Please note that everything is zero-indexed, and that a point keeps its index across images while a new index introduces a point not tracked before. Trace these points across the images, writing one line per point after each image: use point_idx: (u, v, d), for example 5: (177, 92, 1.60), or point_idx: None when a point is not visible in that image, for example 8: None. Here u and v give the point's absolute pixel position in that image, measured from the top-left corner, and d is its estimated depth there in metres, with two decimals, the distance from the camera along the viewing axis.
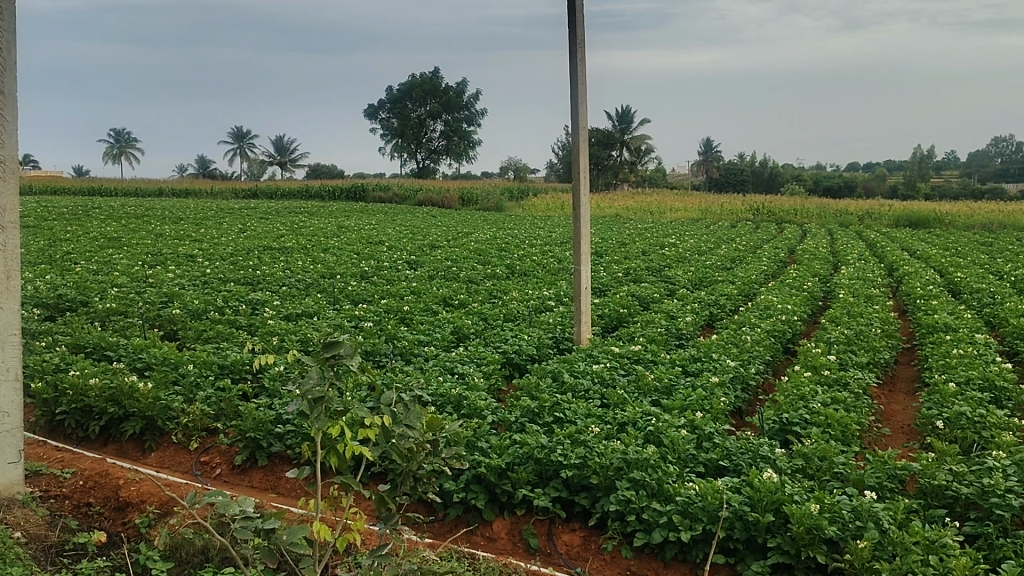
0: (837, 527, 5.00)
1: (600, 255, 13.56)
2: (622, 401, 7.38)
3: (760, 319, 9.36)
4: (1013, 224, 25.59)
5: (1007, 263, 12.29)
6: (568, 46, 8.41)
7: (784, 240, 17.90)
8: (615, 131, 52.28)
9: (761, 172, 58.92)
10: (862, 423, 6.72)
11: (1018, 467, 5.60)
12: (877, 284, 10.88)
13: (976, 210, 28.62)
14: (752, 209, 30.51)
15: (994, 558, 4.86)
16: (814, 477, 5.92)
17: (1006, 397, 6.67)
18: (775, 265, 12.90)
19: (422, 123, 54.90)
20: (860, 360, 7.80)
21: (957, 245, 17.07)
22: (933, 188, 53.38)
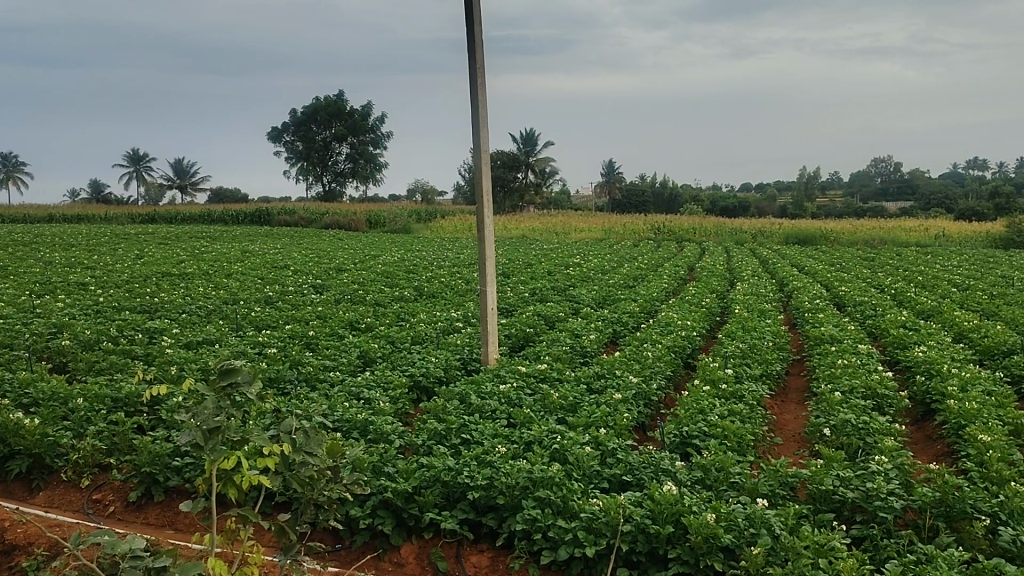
0: (733, 535, 5.16)
1: (507, 276, 13.70)
2: (528, 420, 7.46)
3: (661, 336, 9.62)
4: (891, 241, 27.15)
5: (887, 278, 13.03)
6: (468, 71, 8.51)
7: (683, 258, 18.47)
8: (520, 154, 52.90)
9: (661, 193, 60.83)
10: (756, 433, 6.98)
11: (898, 471, 5.92)
12: (769, 299, 11.35)
13: (859, 227, 30.26)
14: (653, 228, 31.39)
15: (879, 558, 5.10)
16: (713, 487, 6.10)
17: (887, 403, 7.03)
18: (675, 283, 13.29)
19: (327, 146, 54.33)
20: (754, 372, 8.11)
21: (843, 259, 18.00)
22: (822, 206, 56.11)
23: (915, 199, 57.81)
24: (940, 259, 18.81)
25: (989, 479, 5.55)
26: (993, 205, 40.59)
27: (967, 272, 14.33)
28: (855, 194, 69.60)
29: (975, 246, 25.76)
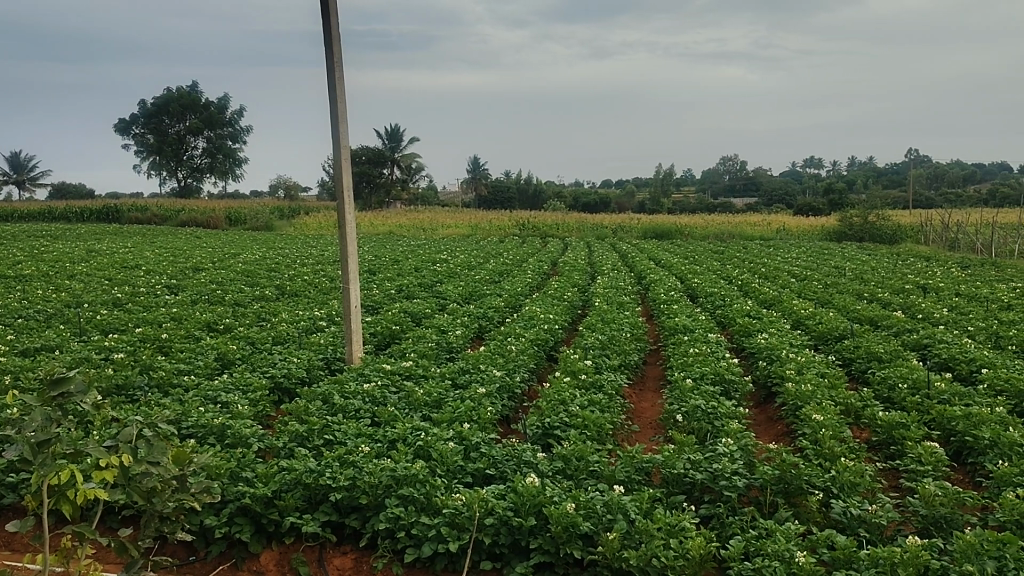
0: (591, 522, 5.30)
1: (373, 273, 13.53)
2: (393, 418, 7.39)
3: (524, 329, 9.77)
4: (739, 235, 28.68)
5: (735, 270, 13.75)
6: (325, 65, 8.34)
7: (546, 253, 18.83)
8: (385, 149, 52.30)
9: (526, 189, 61.72)
10: (614, 422, 7.20)
11: (742, 452, 6.26)
12: (627, 292, 11.74)
13: (711, 222, 31.80)
14: (517, 224, 31.80)
15: (725, 535, 5.37)
16: (573, 477, 6.23)
17: (733, 388, 7.42)
18: (538, 278, 13.51)
19: (181, 139, 51.83)
20: (613, 363, 8.37)
21: (695, 253, 18.86)
22: (678, 202, 58.55)
23: (762, 194, 61.27)
24: (782, 251, 20.02)
25: (822, 456, 5.94)
26: (829, 201, 43.53)
27: (805, 264, 15.35)
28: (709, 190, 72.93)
29: (812, 240, 27.56)
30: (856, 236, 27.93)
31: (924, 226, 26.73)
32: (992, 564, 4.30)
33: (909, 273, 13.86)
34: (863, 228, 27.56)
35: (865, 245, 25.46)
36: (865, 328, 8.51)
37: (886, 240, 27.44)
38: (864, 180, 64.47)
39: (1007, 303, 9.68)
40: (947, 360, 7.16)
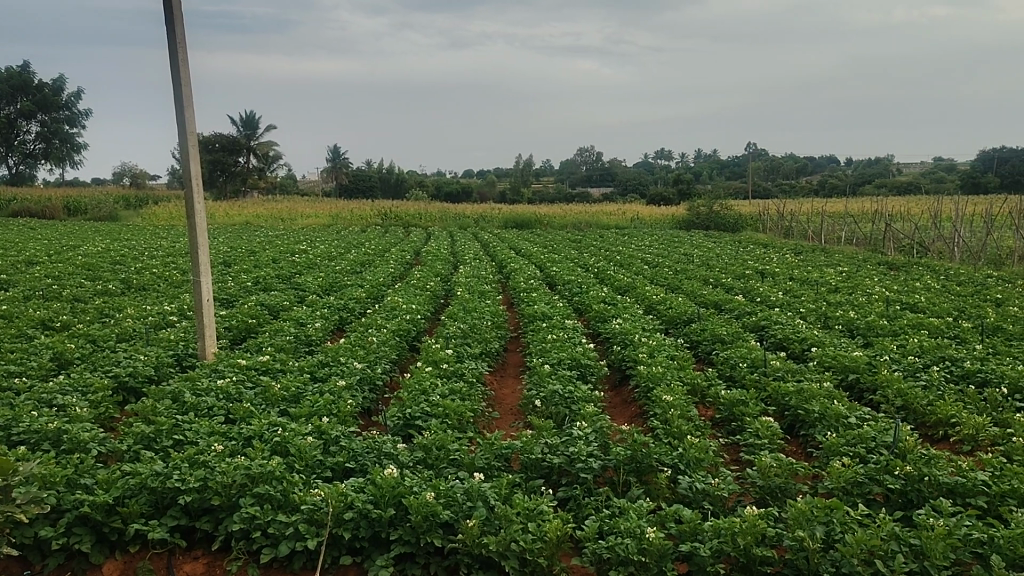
0: (451, 510, 5.30)
1: (227, 265, 13.00)
2: (247, 415, 7.13)
3: (386, 320, 9.67)
4: (595, 224, 29.56)
5: (592, 258, 14.14)
6: (167, 45, 7.92)
7: (409, 243, 18.70)
8: (240, 137, 50.33)
9: (388, 178, 61.06)
10: (474, 409, 7.26)
11: (597, 434, 6.45)
12: (488, 281, 11.85)
13: (569, 212, 32.56)
14: (379, 214, 31.40)
15: (581, 516, 5.51)
16: (434, 466, 6.22)
17: (589, 372, 7.64)
18: (400, 268, 13.40)
19: (10, 122, 47.86)
20: (474, 351, 8.43)
21: (554, 242, 19.26)
22: (538, 193, 59.60)
23: (619, 185, 63.22)
24: (635, 240, 20.78)
25: (671, 434, 6.22)
26: (678, 191, 45.50)
27: (656, 252, 15.99)
28: (568, 180, 74.52)
29: (663, 229, 28.75)
30: (702, 224, 29.33)
31: (763, 215, 28.43)
32: (822, 531, 4.47)
33: (750, 259, 14.71)
34: (709, 217, 28.95)
35: (711, 233, 26.83)
36: (710, 312, 8.96)
37: (729, 228, 28.98)
38: (712, 172, 67.79)
39: (836, 286, 10.44)
40: (782, 340, 7.65)
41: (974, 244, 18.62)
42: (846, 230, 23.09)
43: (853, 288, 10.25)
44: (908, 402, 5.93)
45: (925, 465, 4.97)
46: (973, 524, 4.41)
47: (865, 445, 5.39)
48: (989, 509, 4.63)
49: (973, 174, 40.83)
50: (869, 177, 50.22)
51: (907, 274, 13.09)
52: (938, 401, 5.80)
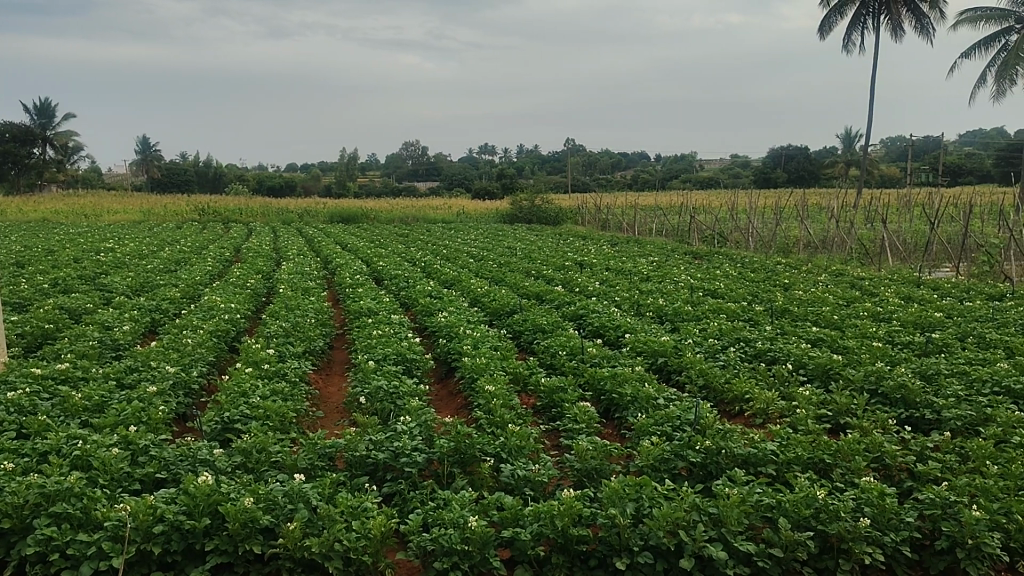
0: (271, 515, 5.07)
1: (20, 266, 11.88)
2: (43, 428, 6.53)
3: (202, 321, 9.19)
4: (421, 218, 29.61)
5: (418, 252, 14.15)
6: None
7: (227, 239, 17.90)
8: (34, 126, 46.17)
9: (205, 172, 58.18)
10: (297, 409, 7.05)
11: (421, 428, 6.41)
12: (313, 277, 11.56)
13: (396, 206, 32.40)
14: (195, 209, 29.84)
15: (406, 510, 5.44)
16: (254, 470, 5.95)
17: (415, 366, 7.64)
18: (219, 265, 12.78)
19: None
20: (297, 350, 8.20)
21: (380, 237, 19.08)
22: (365, 187, 58.78)
23: (446, 179, 63.57)
24: (462, 234, 20.99)
25: (494, 424, 6.31)
26: (501, 184, 46.40)
27: (481, 245, 16.23)
28: (395, 174, 73.95)
29: (487, 222, 29.19)
30: (525, 217, 30.05)
31: (583, 208, 29.52)
32: (637, 509, 4.63)
33: (569, 250, 15.26)
34: (531, 211, 29.69)
35: (534, 226, 27.57)
36: (532, 302, 9.21)
37: (550, 221, 29.85)
38: (537, 167, 69.64)
39: (646, 275, 11.04)
40: (599, 327, 7.98)
41: (766, 235, 20.29)
42: (656, 223, 24.54)
43: (662, 276, 10.87)
44: (708, 381, 6.37)
45: (722, 439, 5.34)
46: (764, 490, 4.72)
47: (671, 424, 5.72)
48: (778, 476, 5.02)
49: (766, 170, 44.50)
50: (677, 172, 53.50)
51: (708, 262, 14.07)
52: (734, 379, 6.27)
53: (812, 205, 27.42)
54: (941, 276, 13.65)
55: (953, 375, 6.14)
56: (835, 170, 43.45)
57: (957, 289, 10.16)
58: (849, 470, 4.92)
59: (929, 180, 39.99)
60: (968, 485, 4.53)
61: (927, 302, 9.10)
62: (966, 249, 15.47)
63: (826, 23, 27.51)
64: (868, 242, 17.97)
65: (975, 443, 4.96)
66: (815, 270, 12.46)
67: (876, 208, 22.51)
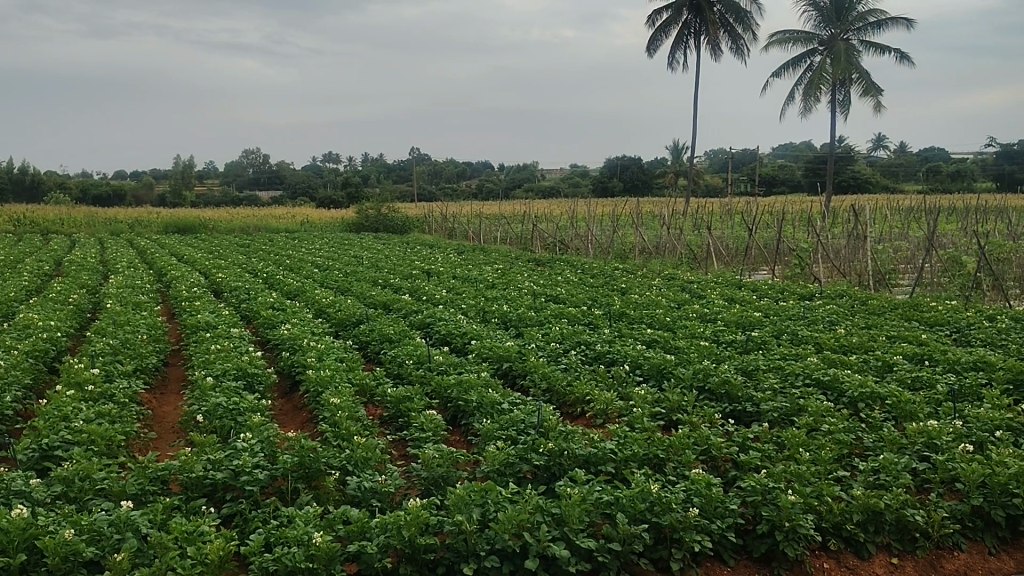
0: (96, 546, 4.69)
1: None
2: None
3: (17, 341, 8.45)
4: (262, 228, 28.69)
5: (259, 263, 13.68)
6: None
7: (45, 252, 16.60)
8: None
9: (21, 180, 53.72)
10: (127, 431, 6.63)
11: (263, 444, 6.14)
12: (145, 291, 10.92)
13: (235, 215, 31.21)
14: (8, 219, 27.49)
15: (247, 530, 5.17)
16: (77, 500, 5.49)
17: (257, 381, 7.38)
18: (36, 280, 11.80)
19: None
20: (126, 368, 7.71)
21: (218, 248, 18.31)
22: (202, 195, 56.22)
23: (289, 187, 61.94)
24: (304, 243, 20.47)
25: (340, 436, 6.16)
26: (346, 193, 45.69)
27: (326, 255, 15.94)
28: (235, 181, 71.10)
29: (331, 231, 28.62)
30: (372, 226, 29.70)
31: (431, 217, 29.52)
32: (486, 514, 4.61)
33: (414, 259, 15.26)
34: (377, 219, 29.35)
35: (380, 235, 27.36)
36: (378, 312, 9.13)
37: (398, 230, 29.68)
38: (383, 175, 69.08)
39: (492, 282, 11.21)
40: (446, 335, 8.01)
41: (605, 241, 21.12)
42: (501, 231, 24.99)
43: (507, 283, 11.07)
44: (551, 385, 6.55)
45: (564, 441, 5.47)
46: (603, 488, 4.84)
47: (516, 428, 5.81)
48: (617, 474, 5.20)
49: (603, 179, 46.27)
50: (519, 180, 54.67)
51: (550, 269, 14.48)
52: (575, 382, 6.48)
53: (649, 212, 28.77)
54: (758, 278, 14.75)
55: (770, 370, 6.62)
56: (664, 178, 45.83)
57: (773, 290, 10.98)
58: (680, 464, 5.17)
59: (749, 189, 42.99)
60: (785, 471, 4.86)
61: (748, 302, 9.78)
62: (780, 253, 16.78)
63: (653, 41, 29.02)
64: (696, 247, 19.08)
65: (791, 432, 5.35)
66: (649, 274, 13.12)
67: (704, 215, 23.91)
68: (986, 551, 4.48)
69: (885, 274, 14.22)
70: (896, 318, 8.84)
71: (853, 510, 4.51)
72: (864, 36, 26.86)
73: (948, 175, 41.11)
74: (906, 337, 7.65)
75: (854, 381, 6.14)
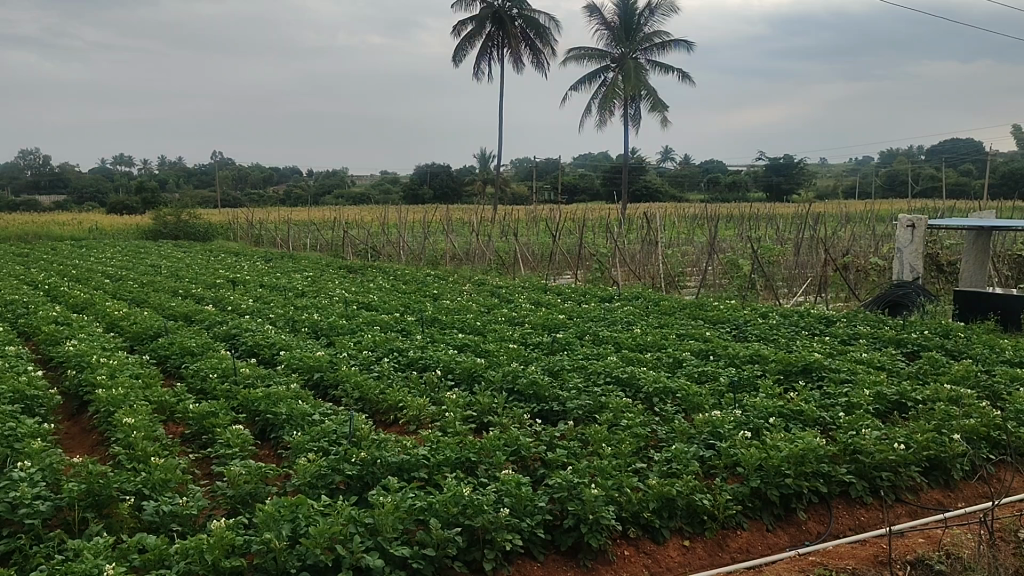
0: None
1: None
2: None
3: None
4: (42, 236, 26.16)
5: (39, 274, 12.49)
6: None
7: None
8: None
9: None
10: None
11: (45, 472, 5.54)
12: None
13: (9, 221, 28.20)
14: None
15: (27, 568, 4.63)
16: None
17: (37, 404, 6.73)
18: None
19: None
20: None
21: None
22: None
23: (75, 191, 56.94)
24: (92, 252, 18.88)
25: (134, 458, 5.71)
26: (141, 199, 42.60)
27: (118, 264, 14.82)
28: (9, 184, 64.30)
29: (123, 239, 26.60)
30: (170, 233, 27.80)
31: (236, 222, 28.13)
32: (297, 530, 4.42)
33: (218, 267, 14.55)
34: (176, 225, 27.57)
35: (179, 242, 25.80)
36: (179, 324, 8.62)
37: (199, 237, 28.09)
38: (182, 178, 65.14)
39: (301, 291, 10.92)
40: (253, 346, 7.72)
41: (416, 249, 21.15)
42: (310, 238, 24.30)
43: (317, 291, 10.83)
44: (364, 393, 6.48)
45: (377, 449, 5.40)
46: (416, 494, 4.80)
47: (327, 439, 5.68)
48: (430, 479, 5.20)
49: (415, 185, 46.31)
50: (328, 185, 53.49)
51: (361, 276, 14.31)
52: (388, 389, 6.45)
53: (459, 217, 29.01)
54: (561, 282, 15.37)
55: (574, 370, 6.92)
56: (473, 186, 46.59)
57: (576, 293, 11.49)
58: (491, 466, 5.27)
59: (554, 197, 44.66)
60: (588, 466, 5.09)
61: (553, 305, 10.17)
62: (583, 258, 17.60)
63: (458, 51, 29.45)
64: (505, 253, 19.57)
65: (593, 429, 5.62)
66: (459, 279, 13.31)
67: (509, 221, 24.48)
68: (764, 528, 4.94)
69: (674, 277, 15.30)
70: (685, 317, 9.54)
71: (649, 499, 4.81)
72: (650, 56, 28.79)
73: (728, 186, 44.95)
74: (694, 335, 8.26)
75: (649, 377, 6.56)
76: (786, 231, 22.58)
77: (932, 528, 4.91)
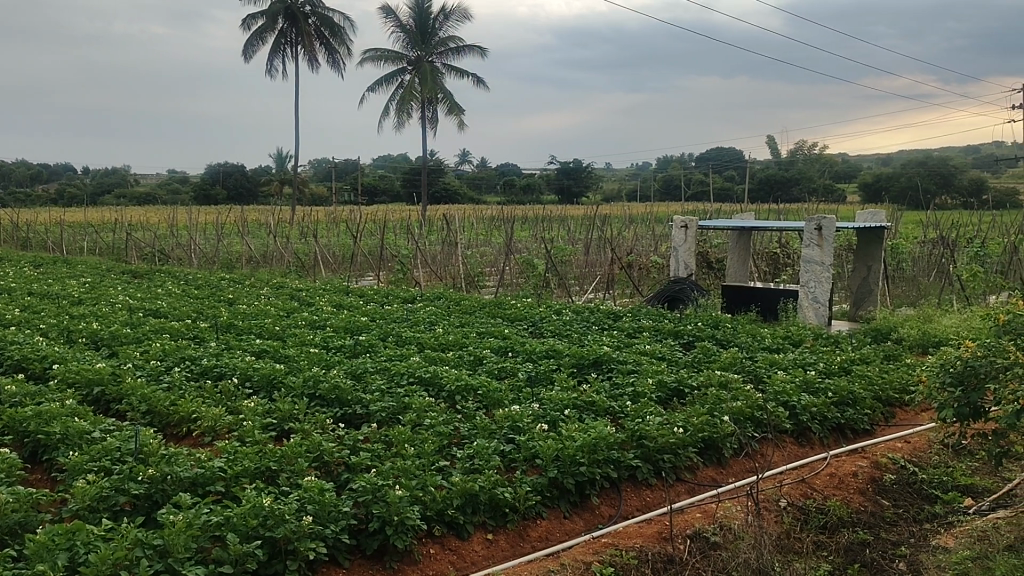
0: None
1: None
2: None
3: None
4: None
5: None
6: None
7: None
8: None
9: None
10: None
11: None
12: None
13: None
14: None
15: None
16: None
17: None
18: None
19: None
20: None
21: None
22: None
23: None
24: None
25: None
26: None
27: None
28: None
29: None
30: None
31: None
32: (75, 558, 4.05)
33: None
34: None
35: None
36: None
37: None
38: None
39: (76, 298, 10.04)
40: (21, 360, 7.00)
41: (209, 253, 20.06)
42: (88, 242, 22.34)
43: (95, 299, 10.01)
44: (152, 406, 6.08)
45: (167, 464, 5.08)
46: (211, 510, 4.56)
47: (110, 458, 5.27)
48: (227, 492, 4.97)
49: (206, 185, 43.84)
50: (109, 184, 49.40)
51: (148, 281, 13.40)
52: (180, 401, 6.10)
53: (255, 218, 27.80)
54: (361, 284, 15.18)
55: (377, 372, 6.89)
56: (270, 186, 44.87)
57: (378, 295, 11.41)
58: (293, 474, 5.12)
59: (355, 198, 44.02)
60: (392, 467, 5.09)
61: (356, 308, 10.03)
62: (384, 260, 17.51)
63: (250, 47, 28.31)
64: (303, 255, 19.05)
65: (396, 430, 5.62)
66: (256, 283, 12.80)
67: (307, 223, 23.82)
68: (561, 515, 5.17)
69: (474, 277, 15.61)
70: (484, 316, 9.76)
71: (452, 496, 4.89)
72: (445, 60, 29.18)
73: (524, 189, 46.51)
74: (494, 333, 8.48)
75: (450, 376, 6.65)
76: (577, 231, 23.75)
77: (706, 503, 5.38)
